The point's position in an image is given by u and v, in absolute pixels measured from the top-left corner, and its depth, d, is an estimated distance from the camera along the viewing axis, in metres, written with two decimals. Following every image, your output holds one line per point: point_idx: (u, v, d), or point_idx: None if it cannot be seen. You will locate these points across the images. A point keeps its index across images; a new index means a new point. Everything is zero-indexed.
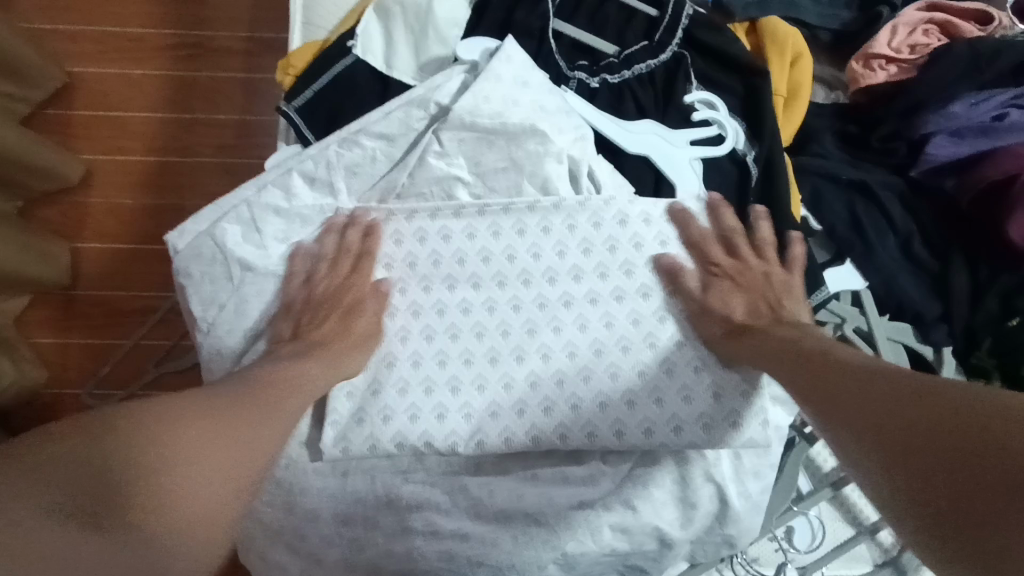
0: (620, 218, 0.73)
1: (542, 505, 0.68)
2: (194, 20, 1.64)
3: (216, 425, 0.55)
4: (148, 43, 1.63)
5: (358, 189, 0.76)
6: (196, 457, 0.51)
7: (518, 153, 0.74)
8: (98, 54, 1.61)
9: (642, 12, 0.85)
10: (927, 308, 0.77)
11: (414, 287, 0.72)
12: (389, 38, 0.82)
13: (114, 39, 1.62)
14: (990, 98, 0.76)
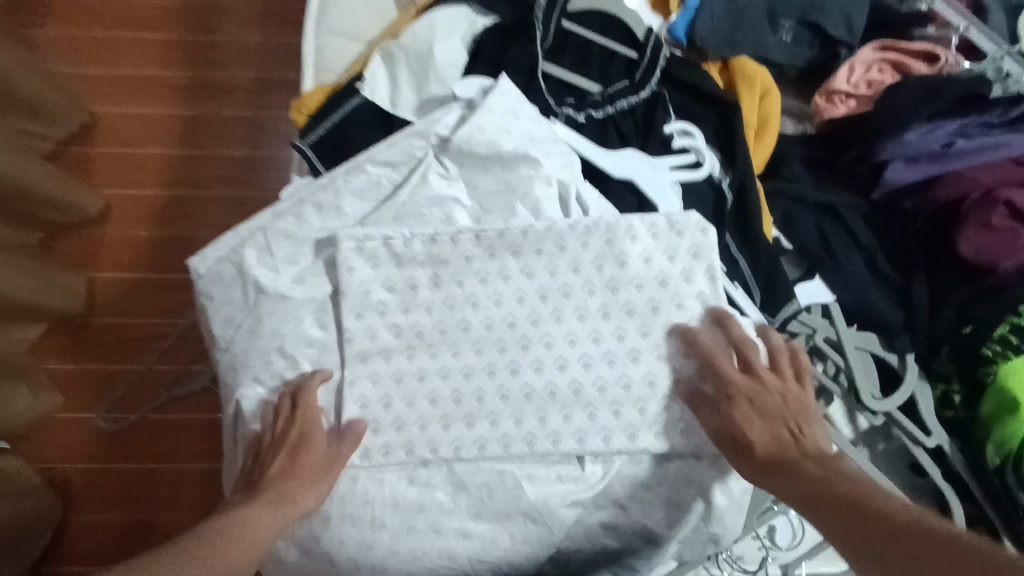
0: (609, 235, 0.78)
1: (537, 504, 0.74)
2: (206, 64, 1.74)
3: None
4: (162, 86, 1.73)
5: (361, 216, 0.82)
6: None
7: (516, 183, 0.81)
8: (115, 97, 1.71)
9: (623, 54, 0.94)
10: (893, 318, 0.81)
11: (416, 304, 0.78)
12: (394, 80, 0.91)
13: (130, 83, 1.72)
14: (939, 127, 0.82)
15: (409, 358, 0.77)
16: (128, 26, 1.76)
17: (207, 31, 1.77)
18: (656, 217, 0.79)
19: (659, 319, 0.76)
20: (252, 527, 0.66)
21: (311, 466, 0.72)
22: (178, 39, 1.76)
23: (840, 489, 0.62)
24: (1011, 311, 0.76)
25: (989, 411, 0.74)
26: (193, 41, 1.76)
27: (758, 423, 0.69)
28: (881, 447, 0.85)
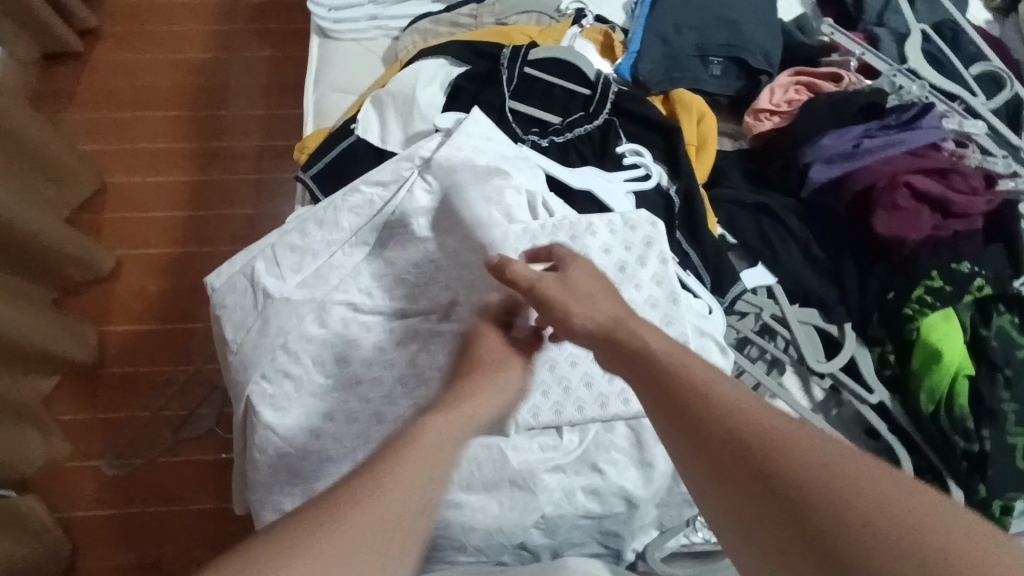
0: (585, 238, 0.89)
1: (522, 471, 0.81)
2: (214, 135, 1.93)
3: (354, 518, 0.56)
4: (172, 156, 1.90)
5: (356, 229, 0.95)
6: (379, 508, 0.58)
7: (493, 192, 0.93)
8: (130, 168, 1.88)
9: (578, 92, 1.10)
10: (828, 294, 0.92)
11: (407, 295, 0.92)
12: (383, 121, 1.06)
13: (145, 154, 1.90)
14: (846, 133, 0.96)
15: (409, 344, 0.89)
16: (144, 106, 1.96)
17: (215, 107, 1.97)
18: (617, 216, 0.91)
19: (627, 279, 0.87)
20: (431, 443, 0.65)
21: (450, 420, 0.69)
22: (189, 115, 1.96)
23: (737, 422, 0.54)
24: (925, 277, 0.87)
25: (918, 364, 0.84)
26: (203, 116, 1.95)
27: (578, 305, 0.71)
28: (835, 413, 0.91)
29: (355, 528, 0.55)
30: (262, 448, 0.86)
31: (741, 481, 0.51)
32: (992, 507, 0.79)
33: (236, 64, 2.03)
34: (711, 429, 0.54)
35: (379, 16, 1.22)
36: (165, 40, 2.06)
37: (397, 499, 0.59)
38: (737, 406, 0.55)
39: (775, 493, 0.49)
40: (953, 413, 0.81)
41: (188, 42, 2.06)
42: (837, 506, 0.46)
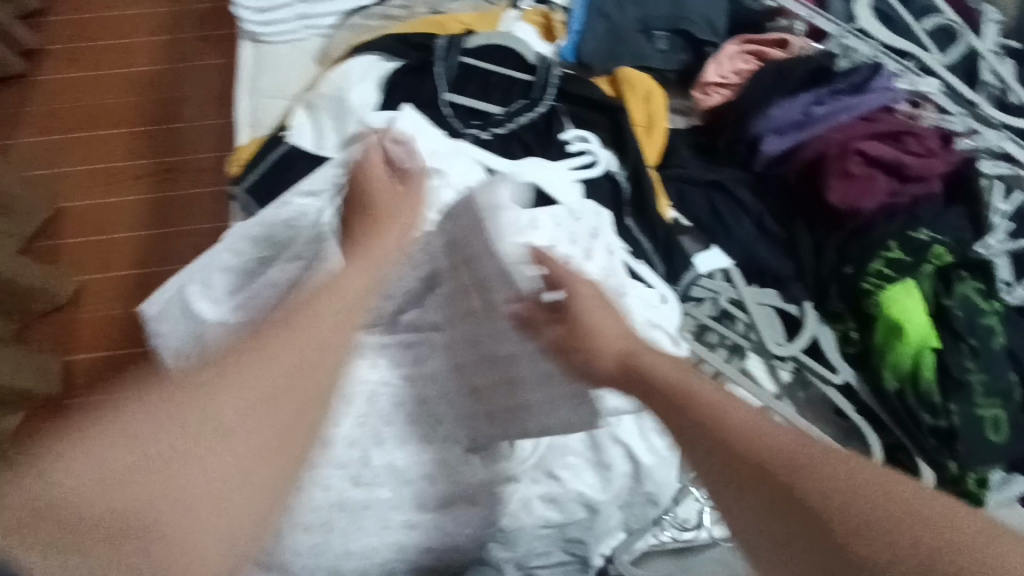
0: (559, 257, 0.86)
1: (475, 485, 0.78)
2: (170, 150, 1.87)
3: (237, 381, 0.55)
4: (130, 174, 1.84)
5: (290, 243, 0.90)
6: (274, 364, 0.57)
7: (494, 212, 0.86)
8: (86, 190, 1.83)
9: (520, 78, 1.04)
10: (784, 270, 0.89)
11: (340, 310, 0.85)
12: (318, 126, 1.01)
13: (101, 176, 1.84)
14: (795, 101, 0.92)
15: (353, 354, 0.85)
16: (97, 126, 1.90)
17: (171, 121, 1.91)
18: (573, 205, 0.88)
19: (577, 273, 0.84)
20: (339, 291, 0.69)
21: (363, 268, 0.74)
22: (143, 132, 1.89)
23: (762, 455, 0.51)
24: (882, 248, 0.83)
25: (880, 340, 0.80)
26: (158, 133, 1.89)
27: (598, 318, 0.79)
28: (801, 397, 0.85)
29: (244, 379, 0.55)
30: None
31: (746, 476, 0.51)
32: (967, 483, 0.77)
33: (190, 76, 1.97)
34: (715, 420, 0.56)
35: (310, 14, 1.16)
36: (115, 55, 1.99)
37: (304, 347, 0.60)
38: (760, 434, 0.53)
39: (788, 491, 0.48)
40: (919, 389, 0.78)
41: (138, 56, 1.99)
42: (854, 509, 0.45)
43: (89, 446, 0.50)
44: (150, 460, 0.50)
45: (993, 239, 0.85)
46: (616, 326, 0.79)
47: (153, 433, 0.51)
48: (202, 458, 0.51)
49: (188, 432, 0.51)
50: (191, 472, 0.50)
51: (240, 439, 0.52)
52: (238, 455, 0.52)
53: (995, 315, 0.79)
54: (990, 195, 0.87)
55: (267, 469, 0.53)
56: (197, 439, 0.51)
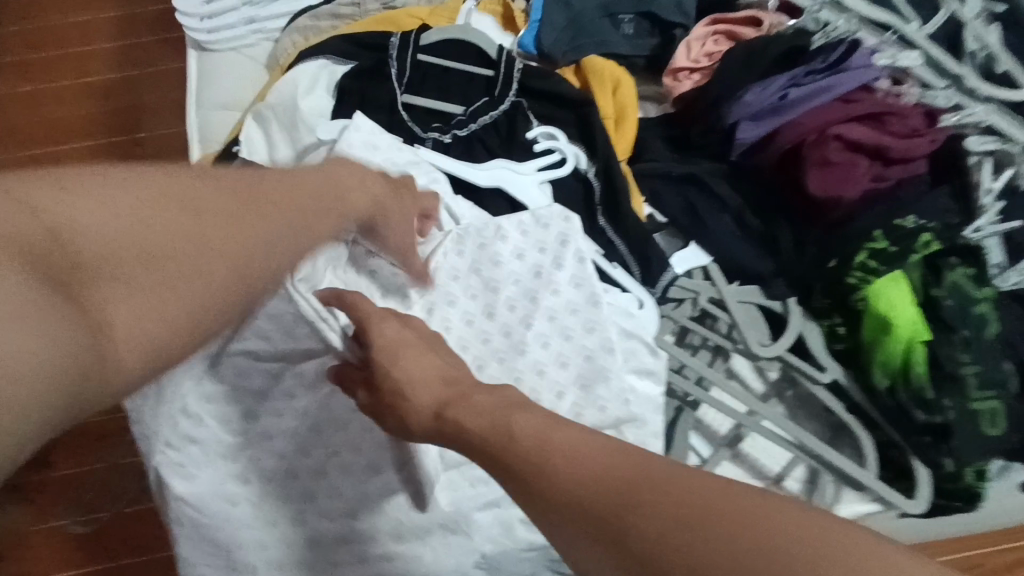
0: (425, 295, 0.77)
1: (454, 514, 0.74)
2: (130, 127, 1.64)
3: (248, 218, 0.50)
4: (86, 155, 1.60)
5: None
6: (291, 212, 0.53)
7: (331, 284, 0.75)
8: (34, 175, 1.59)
9: (480, 74, 0.99)
10: (765, 267, 0.85)
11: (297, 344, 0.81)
12: (270, 139, 0.93)
13: (52, 159, 1.60)
14: (771, 84, 0.87)
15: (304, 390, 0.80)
16: (43, 117, 1.66)
17: (131, 98, 1.68)
18: (539, 210, 0.82)
19: (546, 283, 0.78)
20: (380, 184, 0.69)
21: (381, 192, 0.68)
22: (103, 111, 1.67)
23: (582, 492, 0.44)
24: (867, 238, 0.78)
25: (869, 336, 0.77)
26: (116, 111, 1.66)
27: (419, 359, 0.60)
28: (790, 394, 0.87)
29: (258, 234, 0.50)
30: (178, 522, 0.77)
31: (603, 528, 0.42)
32: (965, 476, 0.75)
33: (152, 50, 1.75)
34: (544, 468, 0.46)
35: (256, 18, 1.10)
36: (68, 37, 1.79)
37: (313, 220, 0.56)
38: (586, 470, 0.45)
39: (631, 525, 0.41)
40: (910, 385, 0.74)
41: (95, 36, 1.79)
42: (682, 516, 0.40)
43: (100, 197, 0.45)
44: (120, 239, 0.43)
45: (984, 220, 0.79)
46: (590, 340, 0.75)
47: (149, 215, 0.45)
48: (162, 261, 0.44)
49: (191, 241, 0.46)
50: (133, 275, 0.43)
51: (192, 276, 0.45)
52: (185, 298, 0.44)
53: (988, 302, 0.74)
54: (978, 174, 0.81)
55: (182, 324, 0.44)
56: (185, 238, 0.46)
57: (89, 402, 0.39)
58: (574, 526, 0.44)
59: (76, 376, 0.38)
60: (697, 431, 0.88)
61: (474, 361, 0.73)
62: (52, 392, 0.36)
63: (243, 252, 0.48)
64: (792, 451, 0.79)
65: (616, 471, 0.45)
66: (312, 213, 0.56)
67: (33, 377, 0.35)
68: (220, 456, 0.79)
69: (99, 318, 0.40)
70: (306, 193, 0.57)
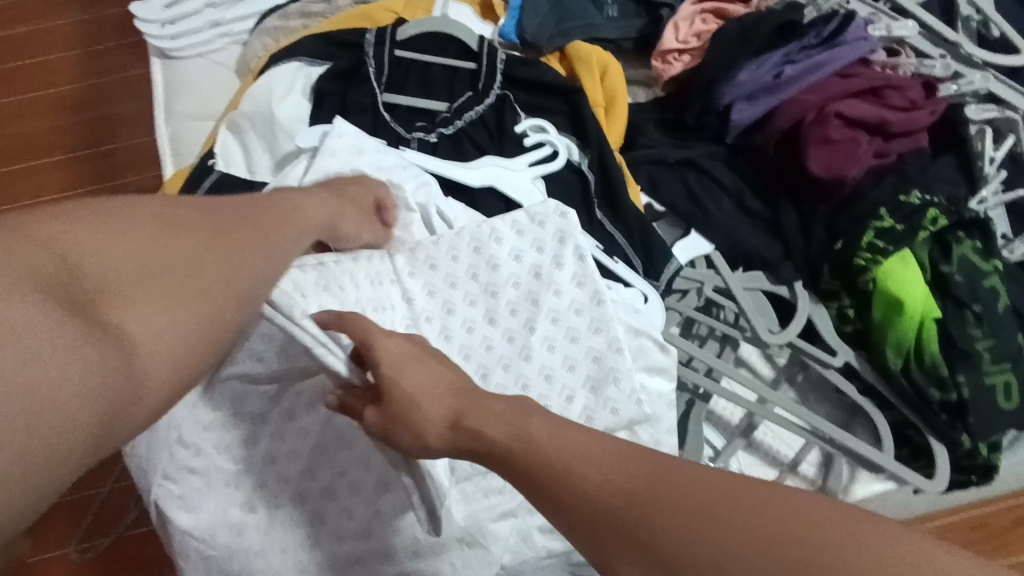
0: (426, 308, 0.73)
1: (469, 528, 0.70)
2: (100, 137, 1.57)
3: (236, 241, 0.52)
4: (58, 171, 1.53)
5: None
6: (269, 232, 0.55)
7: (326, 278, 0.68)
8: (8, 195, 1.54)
9: (463, 68, 0.95)
10: (770, 252, 0.82)
11: (284, 374, 0.72)
12: (247, 149, 0.89)
13: (18, 179, 1.53)
14: (765, 61, 0.84)
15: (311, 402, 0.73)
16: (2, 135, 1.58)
17: (100, 106, 1.60)
18: (533, 207, 0.78)
19: (547, 284, 0.75)
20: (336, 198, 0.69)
21: (332, 198, 0.68)
22: (71, 121, 1.59)
23: (603, 500, 0.42)
24: (872, 217, 0.77)
25: (880, 317, 0.76)
26: (85, 120, 1.59)
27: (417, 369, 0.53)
28: (801, 377, 0.86)
29: (247, 254, 0.52)
30: (184, 557, 0.72)
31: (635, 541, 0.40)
32: (980, 451, 0.74)
33: (113, 55, 1.66)
34: (568, 479, 0.44)
35: (222, 21, 1.05)
36: (27, 43, 1.68)
37: (290, 241, 0.58)
38: (601, 471, 0.43)
39: (661, 533, 0.39)
40: (924, 363, 0.74)
41: (52, 44, 1.68)
42: (715, 518, 0.39)
43: (97, 225, 0.46)
44: (128, 262, 0.45)
45: (988, 191, 0.79)
46: (597, 341, 0.72)
47: (145, 244, 0.47)
48: (165, 285, 0.45)
49: (188, 264, 0.47)
50: (145, 292, 0.44)
51: (194, 306, 0.46)
52: (187, 326, 0.45)
53: (997, 274, 0.74)
54: (981, 143, 0.79)
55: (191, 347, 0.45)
56: (189, 263, 0.48)
57: (112, 432, 0.39)
58: (603, 538, 0.41)
59: (109, 404, 0.39)
60: (709, 422, 0.88)
61: (479, 368, 0.71)
62: (78, 421, 0.37)
63: (236, 277, 0.50)
64: (806, 437, 0.77)
65: (643, 477, 0.42)
66: (286, 232, 0.58)
67: (67, 407, 0.36)
68: (218, 486, 0.73)
69: (120, 338, 0.41)
70: (276, 213, 0.59)
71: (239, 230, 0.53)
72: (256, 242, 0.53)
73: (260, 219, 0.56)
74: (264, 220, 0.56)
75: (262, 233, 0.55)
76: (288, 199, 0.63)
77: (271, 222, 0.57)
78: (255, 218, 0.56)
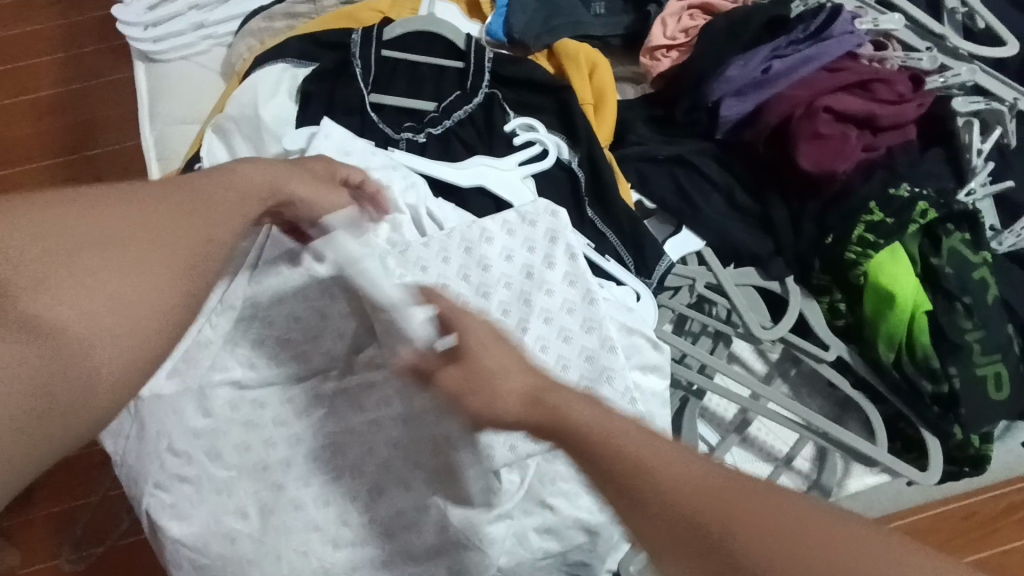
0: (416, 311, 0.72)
1: (466, 532, 0.68)
2: (83, 142, 1.55)
3: (191, 218, 0.55)
4: (42, 177, 1.51)
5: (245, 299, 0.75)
6: (223, 203, 0.58)
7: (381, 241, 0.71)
8: None
9: (450, 66, 0.94)
10: (761, 247, 0.82)
11: (280, 375, 0.74)
12: (232, 152, 0.88)
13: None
14: (753, 57, 0.84)
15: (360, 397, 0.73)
16: None
17: (83, 110, 1.58)
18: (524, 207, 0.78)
19: (539, 283, 0.75)
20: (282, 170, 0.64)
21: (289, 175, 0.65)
22: (54, 126, 1.57)
23: (684, 511, 0.41)
24: (861, 212, 0.77)
25: (871, 311, 0.76)
26: (67, 125, 1.56)
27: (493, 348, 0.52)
28: (794, 372, 0.87)
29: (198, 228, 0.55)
30: (178, 566, 0.69)
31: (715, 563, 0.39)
32: (971, 443, 0.75)
33: (95, 58, 1.63)
34: (646, 482, 0.42)
35: (206, 23, 1.04)
36: (7, 48, 1.66)
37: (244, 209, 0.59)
38: (660, 468, 0.43)
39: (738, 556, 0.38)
40: (916, 356, 0.74)
41: (33, 48, 1.66)
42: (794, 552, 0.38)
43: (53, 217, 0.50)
44: (84, 251, 0.49)
45: (976, 183, 0.79)
46: (589, 339, 0.71)
47: (104, 231, 0.50)
48: (111, 287, 0.48)
49: (140, 250, 0.51)
50: (98, 279, 0.48)
51: (147, 287, 0.50)
52: (149, 305, 0.50)
53: (986, 266, 0.75)
54: (969, 136, 0.80)
55: (142, 344, 0.48)
56: (143, 244, 0.51)
57: (83, 415, 0.44)
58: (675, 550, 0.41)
59: (66, 395, 0.43)
60: (704, 419, 0.87)
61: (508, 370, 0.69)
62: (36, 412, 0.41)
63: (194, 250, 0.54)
64: (801, 432, 0.77)
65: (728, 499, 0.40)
66: (237, 203, 0.59)
67: (21, 398, 0.41)
68: (203, 496, 0.70)
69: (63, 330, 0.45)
70: (221, 188, 0.59)
71: (197, 204, 0.56)
72: (212, 215, 0.56)
73: (216, 194, 0.58)
74: (219, 194, 0.58)
75: (215, 203, 0.57)
76: (228, 175, 0.60)
77: (222, 197, 0.58)
78: (212, 191, 0.58)
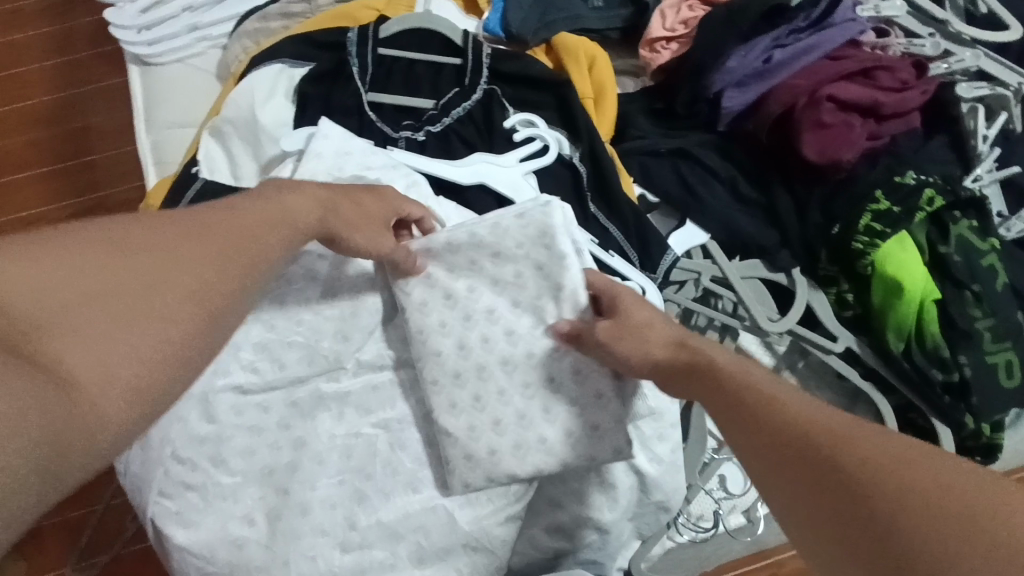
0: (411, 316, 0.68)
1: (475, 533, 0.69)
2: (78, 149, 1.54)
3: (206, 247, 0.50)
4: (39, 184, 1.50)
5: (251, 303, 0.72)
6: (245, 229, 0.52)
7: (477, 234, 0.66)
8: None
9: (448, 63, 0.93)
10: (767, 238, 0.81)
11: (285, 378, 0.72)
12: (230, 155, 0.87)
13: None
14: (754, 47, 0.83)
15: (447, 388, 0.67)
16: None
17: (77, 117, 1.57)
18: None
19: None
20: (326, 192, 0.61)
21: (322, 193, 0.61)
22: (48, 132, 1.56)
23: (819, 443, 0.42)
24: (868, 200, 0.76)
25: (879, 300, 0.76)
26: (62, 132, 1.55)
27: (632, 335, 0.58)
28: (801, 364, 0.86)
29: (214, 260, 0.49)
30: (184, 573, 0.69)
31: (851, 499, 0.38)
32: (982, 430, 0.74)
33: (89, 64, 1.62)
34: (776, 414, 0.45)
35: (200, 24, 1.02)
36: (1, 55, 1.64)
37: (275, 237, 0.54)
38: (807, 413, 0.44)
39: (878, 491, 0.37)
40: (925, 345, 0.74)
41: (24, 55, 1.64)
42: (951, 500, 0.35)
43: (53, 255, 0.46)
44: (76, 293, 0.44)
45: (982, 169, 0.79)
46: None
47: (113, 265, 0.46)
48: (126, 322, 0.45)
49: (159, 275, 0.47)
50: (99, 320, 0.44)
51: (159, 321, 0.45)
52: (160, 337, 0.45)
53: (995, 252, 0.74)
54: (974, 121, 0.79)
55: (161, 366, 0.45)
56: (149, 279, 0.46)
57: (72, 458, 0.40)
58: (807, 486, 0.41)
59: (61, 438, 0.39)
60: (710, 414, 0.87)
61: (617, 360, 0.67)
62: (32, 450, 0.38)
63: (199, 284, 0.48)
64: None
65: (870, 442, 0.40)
66: (264, 228, 0.54)
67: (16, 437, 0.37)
68: (211, 502, 0.69)
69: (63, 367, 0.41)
70: (252, 210, 0.54)
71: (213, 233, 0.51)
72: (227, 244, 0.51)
73: (234, 221, 0.53)
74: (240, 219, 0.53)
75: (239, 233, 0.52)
76: (264, 198, 0.57)
77: (246, 220, 0.53)
78: (234, 217, 0.53)
